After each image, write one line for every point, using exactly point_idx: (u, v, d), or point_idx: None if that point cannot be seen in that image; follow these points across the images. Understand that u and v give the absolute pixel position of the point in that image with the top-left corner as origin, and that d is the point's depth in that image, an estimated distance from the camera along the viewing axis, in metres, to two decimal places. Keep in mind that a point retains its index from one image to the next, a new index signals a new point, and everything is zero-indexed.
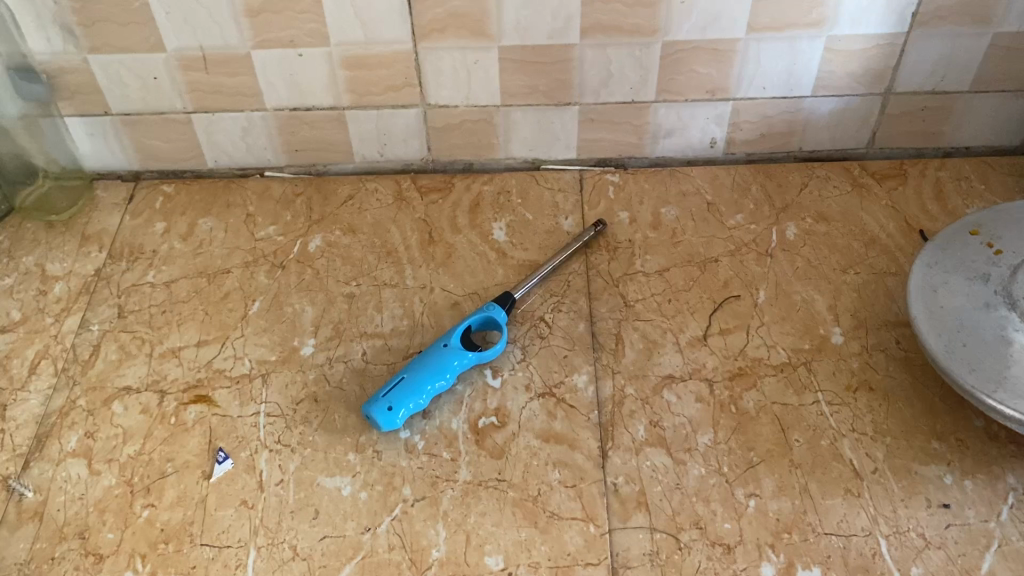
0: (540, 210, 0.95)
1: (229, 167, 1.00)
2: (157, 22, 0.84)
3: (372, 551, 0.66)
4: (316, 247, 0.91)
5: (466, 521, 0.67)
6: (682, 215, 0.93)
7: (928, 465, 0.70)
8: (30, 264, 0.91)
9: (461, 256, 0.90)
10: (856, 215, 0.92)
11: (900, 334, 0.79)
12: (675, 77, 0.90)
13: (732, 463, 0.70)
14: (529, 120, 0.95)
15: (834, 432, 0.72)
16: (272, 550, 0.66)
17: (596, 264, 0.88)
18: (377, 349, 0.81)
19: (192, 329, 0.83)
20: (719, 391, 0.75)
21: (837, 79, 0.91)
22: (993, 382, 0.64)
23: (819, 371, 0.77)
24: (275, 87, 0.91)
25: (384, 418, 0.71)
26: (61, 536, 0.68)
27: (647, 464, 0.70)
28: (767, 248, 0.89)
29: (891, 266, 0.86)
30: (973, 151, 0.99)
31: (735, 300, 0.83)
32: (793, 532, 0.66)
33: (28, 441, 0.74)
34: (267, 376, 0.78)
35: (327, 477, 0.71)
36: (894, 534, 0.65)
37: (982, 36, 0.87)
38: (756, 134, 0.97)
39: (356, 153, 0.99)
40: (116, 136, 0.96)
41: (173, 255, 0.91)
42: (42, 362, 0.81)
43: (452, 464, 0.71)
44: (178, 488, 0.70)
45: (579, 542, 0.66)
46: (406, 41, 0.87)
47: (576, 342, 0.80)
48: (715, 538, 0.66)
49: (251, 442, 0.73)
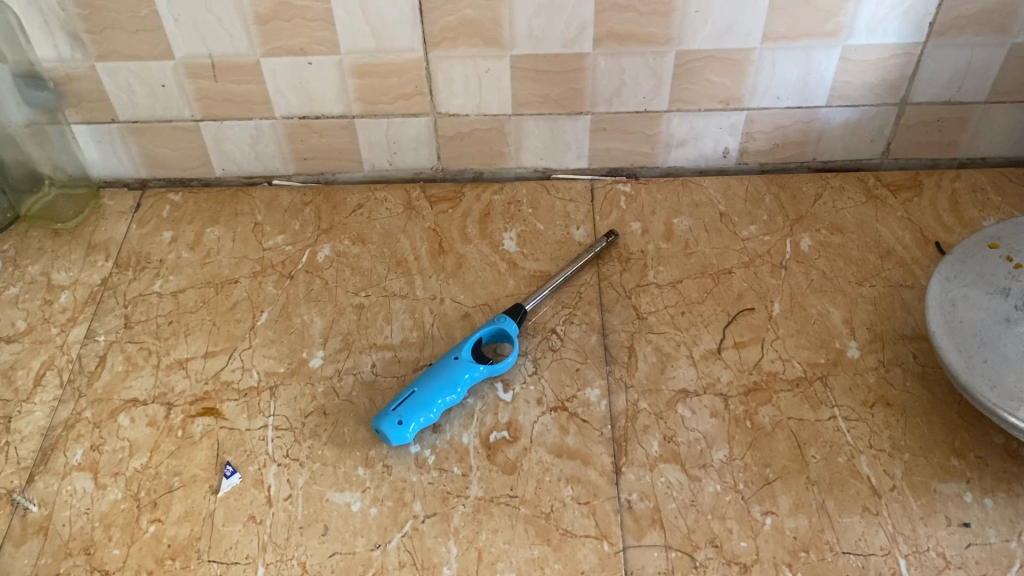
0: (551, 220, 0.94)
1: (237, 175, 1.00)
2: (166, 30, 0.84)
3: (382, 568, 0.65)
4: (325, 257, 0.91)
5: (477, 538, 0.66)
6: (694, 226, 0.92)
7: (947, 483, 0.68)
8: (36, 273, 0.90)
9: (471, 267, 0.89)
10: (871, 226, 0.91)
11: (918, 348, 0.78)
12: (689, 87, 0.89)
13: (748, 480, 0.69)
14: (541, 129, 0.94)
15: (852, 448, 0.71)
16: (280, 567, 0.65)
17: (608, 276, 0.87)
18: (386, 361, 0.80)
19: (200, 340, 0.82)
20: (734, 406, 0.74)
21: (853, 89, 0.90)
22: (1016, 399, 0.63)
23: (836, 385, 0.75)
24: (284, 95, 0.90)
25: (395, 432, 0.70)
26: (67, 552, 0.67)
27: (662, 480, 0.69)
28: (781, 260, 0.88)
29: (907, 279, 0.85)
30: (989, 162, 0.98)
31: (750, 313, 0.82)
32: (810, 551, 0.65)
33: (33, 454, 0.73)
34: (276, 388, 0.77)
35: (336, 492, 0.70)
36: (913, 554, 0.64)
37: (1000, 46, 0.86)
38: (769, 144, 0.96)
39: (365, 162, 0.98)
40: (123, 144, 0.95)
41: (180, 264, 0.91)
42: (47, 373, 0.80)
43: (464, 479, 0.70)
44: (184, 502, 0.69)
45: (593, 560, 0.64)
46: (417, 49, 0.86)
47: (588, 354, 0.79)
48: (731, 556, 0.64)
49: (259, 456, 0.72)
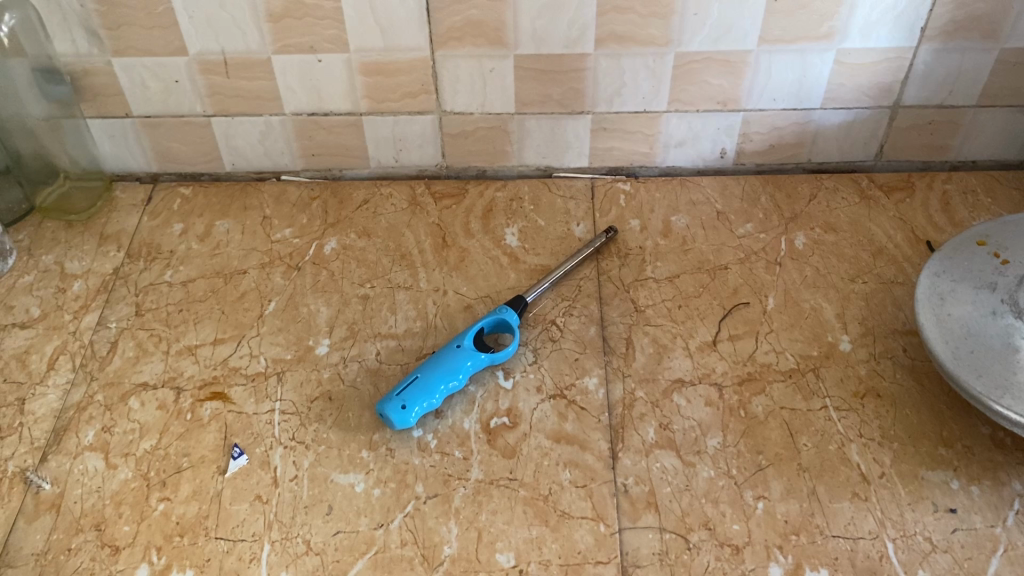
0: (553, 216, 0.96)
1: (246, 171, 1.02)
2: (181, 26, 0.86)
3: (385, 546, 0.67)
4: (332, 250, 0.93)
5: (477, 519, 0.68)
6: (692, 223, 0.94)
7: (934, 470, 0.70)
8: (49, 263, 0.92)
9: (474, 261, 0.91)
10: (863, 225, 0.93)
11: (908, 342, 0.80)
12: (687, 88, 0.92)
13: (741, 466, 0.71)
14: (543, 128, 0.96)
15: (843, 437, 0.73)
16: (285, 544, 0.67)
17: (607, 270, 0.89)
18: (391, 349, 0.82)
19: (209, 328, 0.84)
20: (728, 396, 0.76)
21: (847, 91, 0.92)
22: (1001, 388, 0.65)
23: (827, 377, 0.78)
24: (294, 92, 0.93)
25: (398, 415, 0.72)
26: (78, 528, 0.69)
27: (657, 465, 0.71)
28: (776, 256, 0.90)
29: (899, 276, 0.87)
30: (980, 165, 1.00)
31: (745, 307, 0.84)
32: (800, 534, 0.67)
33: (46, 435, 0.75)
34: (282, 374, 0.80)
35: (341, 474, 0.72)
36: (900, 538, 0.66)
37: (990, 51, 0.88)
38: (765, 145, 0.98)
39: (371, 159, 1.00)
40: (136, 138, 0.98)
41: (190, 255, 0.93)
42: (61, 358, 0.82)
43: (464, 462, 0.72)
44: (193, 482, 0.71)
45: (589, 541, 0.66)
46: (424, 49, 0.88)
47: (587, 345, 0.81)
48: (724, 538, 0.66)
49: (266, 439, 0.74)
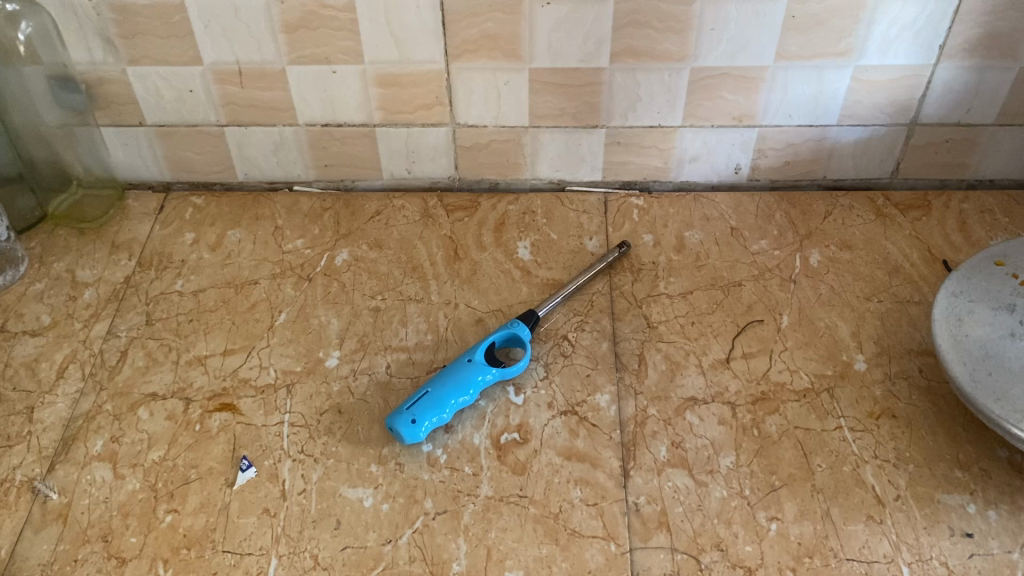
0: (565, 230, 0.96)
1: (259, 181, 1.02)
2: (196, 36, 0.87)
3: (393, 563, 0.66)
4: (343, 261, 0.93)
5: (486, 536, 0.67)
6: (705, 239, 0.94)
7: (951, 494, 0.69)
8: (61, 270, 0.92)
9: (486, 274, 0.91)
10: (879, 244, 0.92)
11: (924, 363, 0.79)
12: (703, 103, 0.91)
13: (754, 486, 0.70)
14: (557, 141, 0.96)
15: (857, 458, 0.72)
16: (293, 559, 0.66)
17: (620, 285, 0.88)
18: (401, 362, 0.81)
19: (219, 338, 0.84)
20: (741, 415, 0.75)
21: (864, 109, 0.92)
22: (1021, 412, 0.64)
23: (843, 397, 0.77)
24: (309, 103, 0.93)
25: (408, 430, 0.71)
26: (84, 538, 0.68)
27: (669, 484, 0.70)
28: (790, 274, 0.89)
29: (914, 295, 0.86)
30: (997, 184, 0.99)
31: (759, 325, 0.84)
32: (814, 556, 0.65)
33: (55, 444, 0.75)
34: (292, 386, 0.79)
35: (349, 488, 0.71)
36: (916, 562, 0.65)
37: (1009, 70, 0.88)
38: (780, 161, 0.98)
39: (384, 170, 1.00)
40: (150, 147, 0.98)
41: (201, 264, 0.93)
42: (70, 366, 0.82)
43: (474, 478, 0.71)
44: (200, 494, 0.71)
45: (600, 560, 0.65)
46: (438, 61, 0.88)
47: (599, 361, 0.81)
48: (737, 560, 0.65)
49: (274, 451, 0.74)
